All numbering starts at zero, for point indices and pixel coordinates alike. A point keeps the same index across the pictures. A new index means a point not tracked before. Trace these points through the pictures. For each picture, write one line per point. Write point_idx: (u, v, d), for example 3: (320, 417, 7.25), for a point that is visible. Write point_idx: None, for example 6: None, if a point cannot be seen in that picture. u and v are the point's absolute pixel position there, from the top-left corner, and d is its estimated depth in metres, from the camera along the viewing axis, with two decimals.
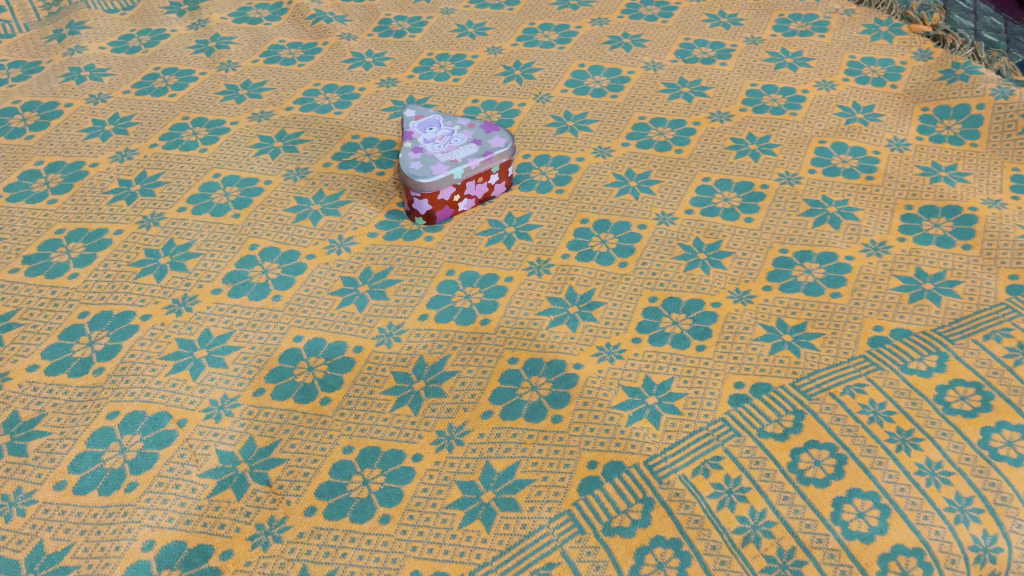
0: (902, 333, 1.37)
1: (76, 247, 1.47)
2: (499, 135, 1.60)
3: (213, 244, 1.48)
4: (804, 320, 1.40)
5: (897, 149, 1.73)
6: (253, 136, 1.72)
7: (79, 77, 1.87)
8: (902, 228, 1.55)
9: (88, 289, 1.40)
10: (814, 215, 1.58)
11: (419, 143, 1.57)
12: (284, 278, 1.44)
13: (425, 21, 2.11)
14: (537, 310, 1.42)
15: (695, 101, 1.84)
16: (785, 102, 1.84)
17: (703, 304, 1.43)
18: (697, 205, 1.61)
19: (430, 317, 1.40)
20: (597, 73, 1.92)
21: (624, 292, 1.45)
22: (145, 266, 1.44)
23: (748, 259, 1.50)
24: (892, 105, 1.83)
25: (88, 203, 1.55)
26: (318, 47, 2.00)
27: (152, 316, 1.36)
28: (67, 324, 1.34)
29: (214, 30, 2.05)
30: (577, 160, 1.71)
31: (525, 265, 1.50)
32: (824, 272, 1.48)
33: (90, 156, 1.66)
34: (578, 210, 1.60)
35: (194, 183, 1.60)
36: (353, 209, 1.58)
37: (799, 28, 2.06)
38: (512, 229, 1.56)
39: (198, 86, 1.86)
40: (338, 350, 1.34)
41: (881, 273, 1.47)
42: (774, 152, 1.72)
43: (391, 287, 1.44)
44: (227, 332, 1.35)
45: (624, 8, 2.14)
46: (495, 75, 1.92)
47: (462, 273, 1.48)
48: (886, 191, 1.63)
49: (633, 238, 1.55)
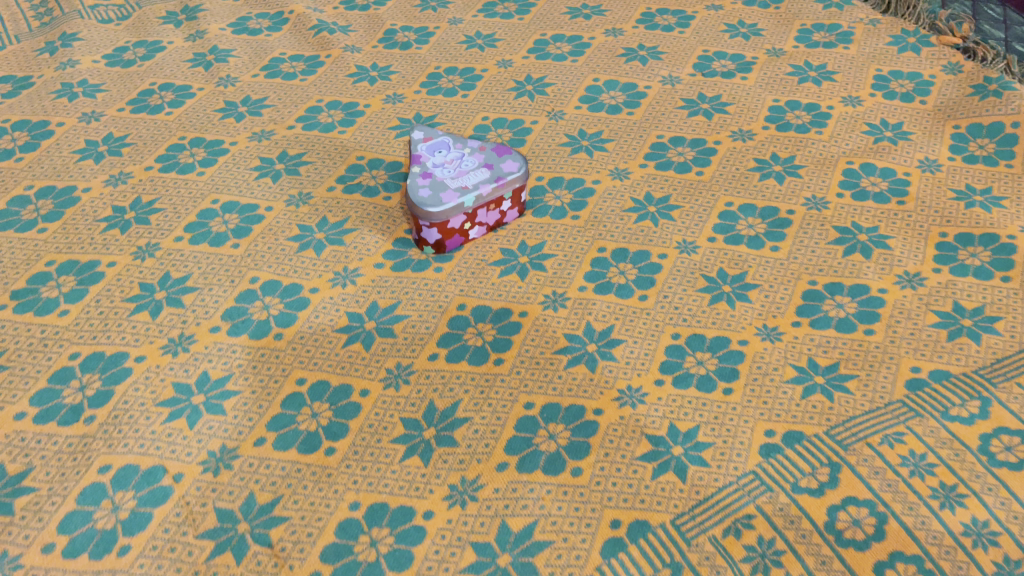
0: (941, 375, 1.29)
1: (67, 281, 1.39)
2: (511, 159, 1.53)
3: (211, 277, 1.40)
4: (837, 360, 1.32)
5: (928, 171, 1.64)
6: (253, 158, 1.64)
7: (71, 93, 1.79)
8: (937, 258, 1.47)
9: (80, 328, 1.32)
10: (844, 243, 1.50)
11: (427, 168, 1.49)
12: (286, 314, 1.36)
13: (432, 31, 2.02)
14: (554, 348, 1.34)
15: (716, 118, 1.76)
16: (810, 119, 1.76)
17: (729, 343, 1.35)
18: (720, 232, 1.53)
19: (440, 356, 1.32)
20: (613, 88, 1.84)
21: (644, 328, 1.37)
22: (139, 301, 1.36)
23: (776, 292, 1.42)
24: (922, 122, 1.75)
25: (80, 232, 1.48)
26: (321, 60, 1.92)
27: (147, 357, 1.28)
28: (58, 367, 1.27)
29: (212, 41, 1.96)
30: (592, 183, 1.63)
31: (540, 298, 1.42)
32: (856, 306, 1.40)
33: (82, 180, 1.58)
34: (595, 237, 1.52)
35: (192, 210, 1.52)
36: (358, 238, 1.50)
37: (822, 39, 1.97)
38: (526, 259, 1.48)
39: (196, 103, 1.78)
40: (343, 394, 1.26)
41: (916, 308, 1.39)
42: (800, 174, 1.64)
43: (400, 324, 1.37)
44: (226, 374, 1.27)
45: (639, 17, 2.06)
46: (506, 90, 1.84)
47: (473, 307, 1.40)
48: (919, 217, 1.55)
49: (654, 268, 1.47)
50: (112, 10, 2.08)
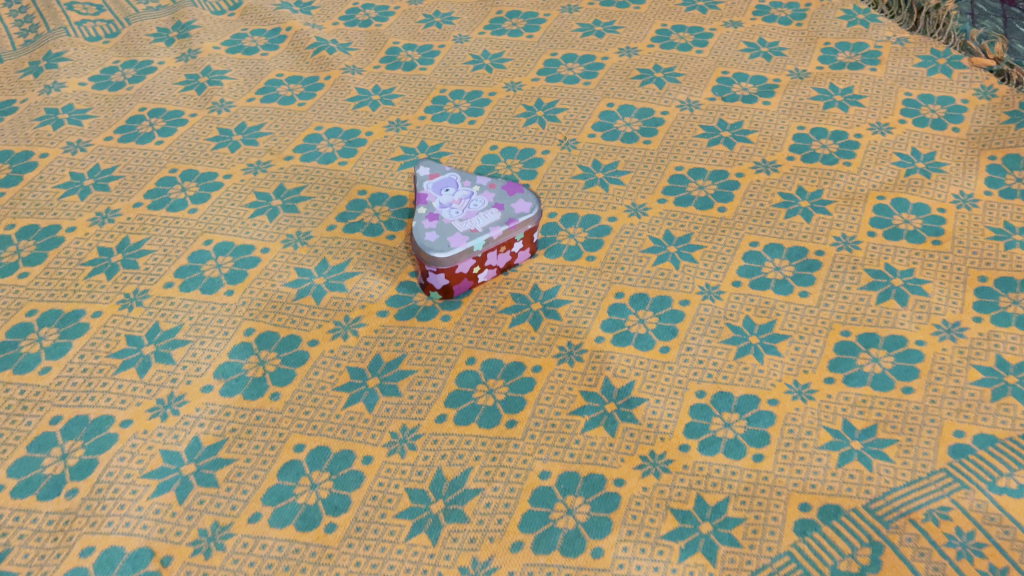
0: (986, 440, 1.20)
1: (48, 334, 1.30)
2: (523, 198, 1.43)
3: (203, 328, 1.31)
4: (874, 422, 1.23)
5: (964, 207, 1.55)
6: (248, 193, 1.55)
7: (56, 120, 1.69)
8: (977, 305, 1.38)
9: (62, 388, 1.23)
10: (877, 289, 1.41)
11: (434, 209, 1.40)
12: (283, 371, 1.27)
13: (436, 50, 1.92)
14: (570, 408, 1.25)
15: (738, 148, 1.67)
16: (837, 149, 1.67)
17: (758, 402, 1.26)
18: (745, 275, 1.44)
19: (449, 417, 1.23)
20: (628, 113, 1.74)
21: (667, 385, 1.28)
22: (126, 357, 1.27)
23: (806, 344, 1.33)
24: (956, 152, 1.66)
25: (63, 278, 1.38)
26: (319, 82, 1.82)
27: (133, 421, 1.19)
28: (38, 433, 1.18)
29: (205, 62, 1.87)
30: (608, 220, 1.53)
31: (554, 350, 1.33)
32: (893, 360, 1.31)
33: (67, 218, 1.49)
34: (612, 281, 1.43)
35: (183, 252, 1.43)
36: (360, 283, 1.41)
37: (848, 60, 1.87)
38: (539, 305, 1.39)
39: (187, 131, 1.68)
40: (345, 461, 1.17)
41: (956, 362, 1.30)
42: (828, 210, 1.55)
43: (405, 380, 1.27)
44: (219, 441, 1.18)
45: (655, 35, 1.96)
46: (515, 116, 1.74)
47: (484, 361, 1.31)
48: (957, 258, 1.46)
49: (675, 317, 1.38)
50: (100, 27, 1.98)
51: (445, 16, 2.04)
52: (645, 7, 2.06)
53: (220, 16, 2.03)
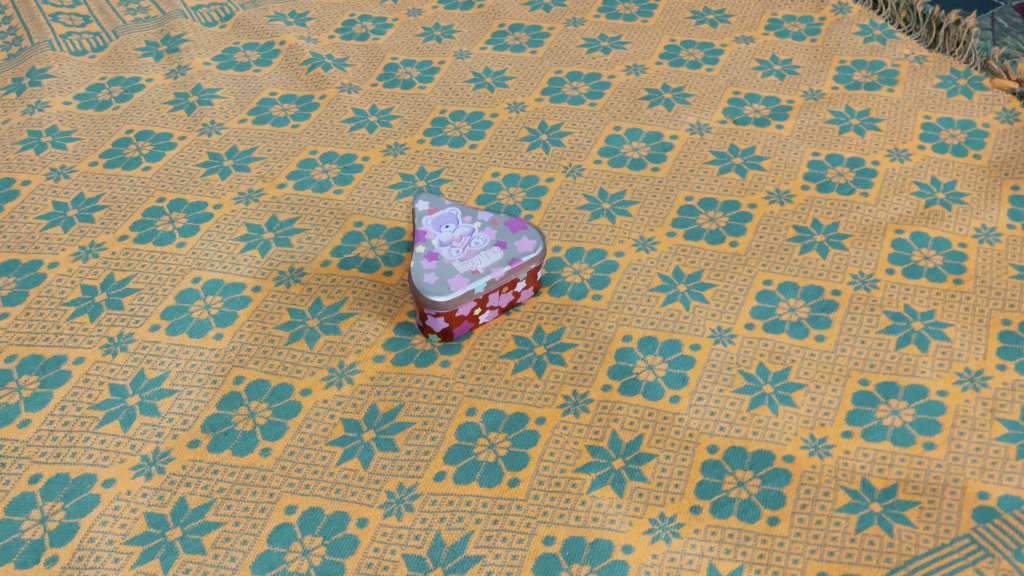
0: (1011, 502, 1.14)
1: (28, 383, 1.24)
2: (527, 235, 1.37)
3: (191, 377, 1.25)
4: (894, 482, 1.17)
5: (986, 242, 1.48)
6: (239, 225, 1.48)
7: (39, 144, 1.63)
8: (1001, 351, 1.32)
9: (42, 443, 1.17)
10: (897, 333, 1.35)
11: (433, 247, 1.33)
12: (274, 424, 1.21)
13: (436, 67, 1.85)
14: (576, 465, 1.19)
15: (750, 176, 1.60)
16: (853, 177, 1.60)
17: (772, 459, 1.20)
18: (758, 316, 1.37)
19: (448, 475, 1.17)
20: (635, 137, 1.67)
21: (677, 439, 1.22)
22: (109, 408, 1.21)
23: (822, 394, 1.27)
24: (977, 182, 1.59)
25: (45, 319, 1.32)
26: (314, 102, 1.75)
27: (117, 481, 1.13)
28: (16, 494, 1.12)
29: (195, 79, 1.79)
30: (615, 255, 1.47)
31: (559, 400, 1.27)
32: (913, 413, 1.25)
33: (49, 253, 1.42)
34: (619, 323, 1.37)
35: (170, 291, 1.36)
36: (356, 325, 1.34)
37: (864, 80, 1.80)
38: (543, 350, 1.33)
39: (176, 155, 1.61)
40: (339, 524, 1.11)
41: (980, 415, 1.24)
42: (844, 245, 1.48)
43: (402, 433, 1.21)
44: (206, 502, 1.12)
45: (663, 52, 1.88)
46: (518, 140, 1.67)
47: (485, 412, 1.25)
48: (979, 299, 1.39)
49: (685, 363, 1.31)
50: (86, 40, 1.91)
51: (445, 29, 1.97)
52: (653, 20, 1.98)
53: (211, 29, 1.96)
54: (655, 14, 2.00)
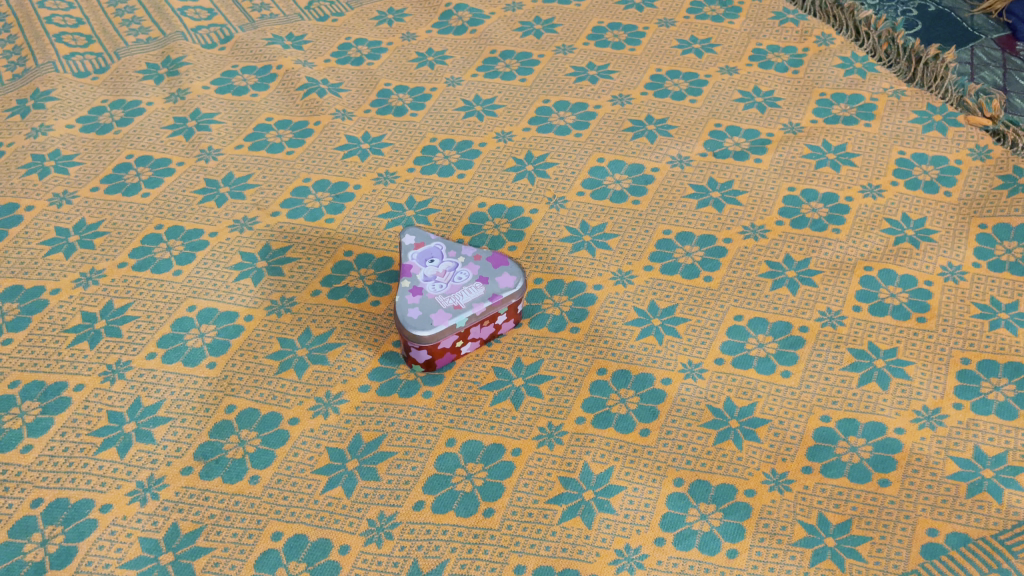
0: (958, 539, 1.21)
1: (31, 409, 1.30)
2: (508, 270, 1.43)
3: (185, 405, 1.32)
4: (849, 517, 1.23)
5: (951, 280, 1.54)
6: (233, 253, 1.54)
7: (43, 169, 1.69)
8: (958, 391, 1.38)
9: (43, 468, 1.24)
10: (859, 370, 1.41)
11: (418, 282, 1.40)
12: (263, 452, 1.27)
13: (428, 94, 1.91)
14: (547, 496, 1.25)
15: (727, 210, 1.66)
16: (827, 213, 1.66)
17: (734, 492, 1.26)
18: (728, 352, 1.44)
19: (427, 504, 1.24)
20: (618, 170, 1.74)
21: (645, 472, 1.28)
22: (107, 435, 1.27)
23: (785, 429, 1.34)
24: (945, 219, 1.64)
25: (46, 346, 1.39)
26: (309, 128, 1.81)
27: (113, 506, 1.20)
28: (18, 517, 1.19)
29: (194, 103, 1.85)
30: (594, 287, 1.53)
31: (534, 432, 1.33)
32: (871, 450, 1.31)
33: (51, 279, 1.49)
34: (595, 355, 1.43)
35: (166, 319, 1.43)
36: (343, 355, 1.41)
37: (843, 113, 1.85)
38: (521, 381, 1.40)
39: (174, 182, 1.67)
40: (321, 551, 1.18)
41: (933, 453, 1.30)
42: (814, 282, 1.54)
43: (384, 463, 1.28)
44: (198, 527, 1.19)
45: (649, 82, 1.94)
46: (505, 170, 1.74)
47: (463, 442, 1.31)
48: (940, 337, 1.45)
49: (656, 397, 1.38)
50: (89, 62, 1.97)
51: (438, 54, 2.02)
52: (641, 48, 2.04)
53: (211, 50, 2.02)
54: (643, 42, 2.06)
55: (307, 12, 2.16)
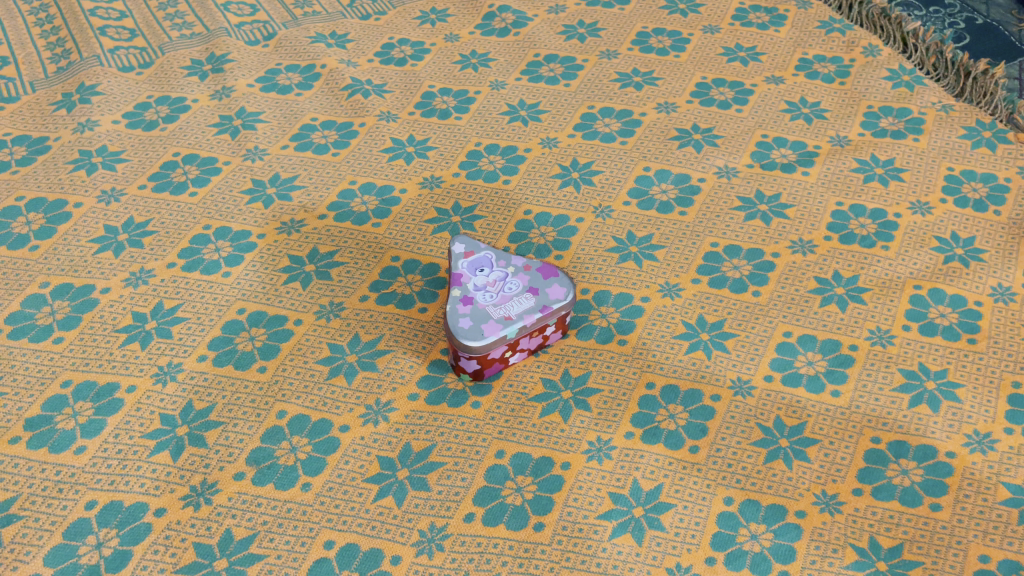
0: (1012, 566, 1.19)
1: (84, 410, 1.31)
2: (558, 281, 1.43)
3: (237, 409, 1.32)
4: (901, 541, 1.23)
5: (1002, 300, 1.52)
6: (282, 255, 1.55)
7: (90, 165, 1.69)
8: (1009, 415, 1.37)
9: (97, 470, 1.25)
10: (910, 391, 1.40)
11: (468, 291, 1.40)
12: (314, 459, 1.28)
13: (472, 97, 1.91)
14: (597, 511, 1.25)
15: (774, 224, 1.65)
16: (875, 229, 1.64)
17: (785, 513, 1.25)
18: (777, 369, 1.43)
19: (477, 516, 1.24)
20: (664, 180, 1.73)
21: (695, 490, 1.28)
22: (160, 438, 1.28)
23: (835, 450, 1.33)
24: (995, 238, 1.63)
25: (97, 346, 1.39)
26: (354, 129, 1.81)
27: (167, 510, 1.20)
28: (73, 519, 1.20)
29: (239, 101, 1.85)
30: (641, 300, 1.53)
31: (583, 445, 1.33)
32: (922, 473, 1.30)
33: (101, 278, 1.49)
34: (643, 369, 1.43)
35: (216, 322, 1.43)
36: (392, 362, 1.41)
37: (890, 127, 1.84)
38: (569, 394, 1.39)
39: (221, 181, 1.67)
40: (373, 560, 1.18)
41: (985, 478, 1.29)
42: (863, 299, 1.53)
43: (434, 473, 1.28)
44: (250, 534, 1.19)
45: (694, 90, 1.93)
46: (550, 177, 1.73)
47: (513, 455, 1.31)
48: (992, 360, 1.44)
49: (705, 413, 1.37)
50: (132, 56, 1.97)
51: (481, 57, 2.02)
52: (686, 55, 2.03)
53: (254, 48, 2.01)
54: (687, 48, 2.05)
55: (350, 10, 2.15)
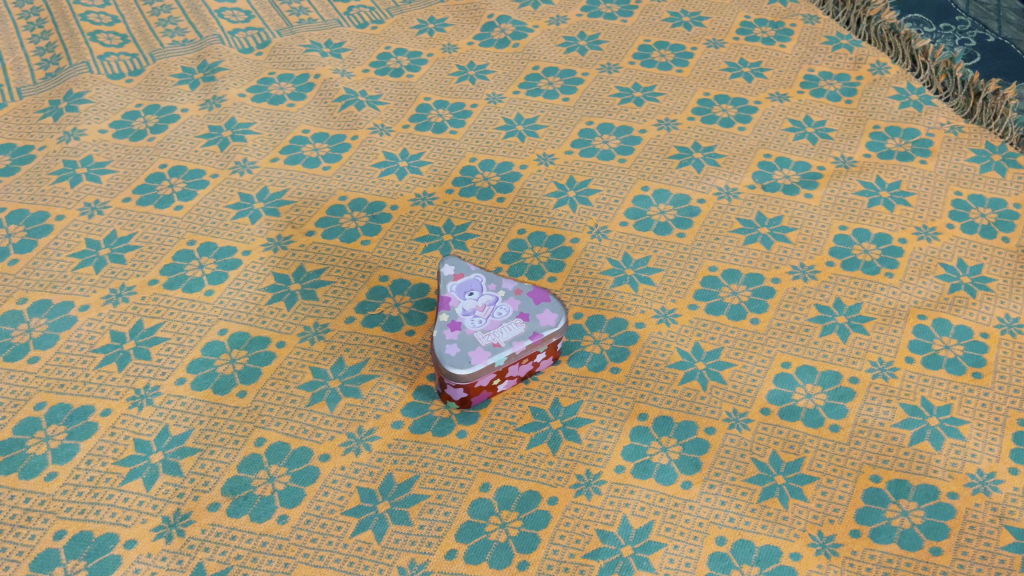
0: None
1: (56, 434, 1.27)
2: (550, 307, 1.38)
3: (215, 436, 1.28)
4: None
5: (1009, 333, 1.47)
6: (267, 273, 1.50)
7: (74, 176, 1.66)
8: (1015, 454, 1.31)
9: (67, 498, 1.21)
10: (912, 427, 1.35)
11: (456, 316, 1.35)
12: (292, 490, 1.23)
13: (468, 110, 1.86)
14: (584, 550, 1.20)
15: (775, 248, 1.60)
16: (879, 255, 1.59)
17: (780, 555, 1.20)
18: (775, 401, 1.38)
19: (459, 553, 1.19)
20: (663, 200, 1.68)
21: (686, 528, 1.23)
22: (134, 466, 1.24)
23: (833, 488, 1.28)
24: (1003, 267, 1.58)
25: (73, 366, 1.35)
26: (346, 142, 1.77)
27: (138, 542, 1.16)
28: (41, 549, 1.15)
29: (229, 111, 1.81)
30: (636, 326, 1.48)
31: (571, 480, 1.28)
32: (923, 515, 1.25)
33: (80, 294, 1.45)
34: (636, 399, 1.38)
35: (196, 343, 1.39)
36: (376, 388, 1.36)
37: (897, 148, 1.79)
38: (558, 424, 1.35)
39: (208, 195, 1.63)
40: None
41: (989, 521, 1.24)
42: (865, 328, 1.48)
43: (417, 506, 1.23)
44: (223, 569, 1.15)
45: (696, 106, 1.88)
46: (546, 196, 1.69)
47: (498, 488, 1.26)
48: (998, 396, 1.39)
49: (699, 447, 1.32)
50: (123, 62, 1.93)
51: (479, 68, 1.97)
52: (688, 70, 1.98)
53: (247, 55, 1.97)
54: (690, 63, 2.00)
55: (347, 18, 2.11)
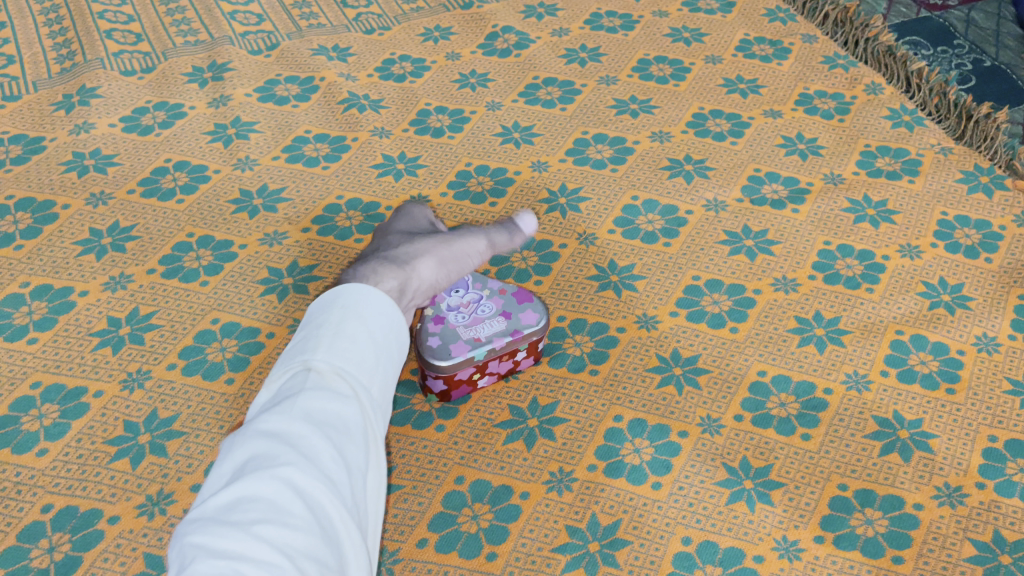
0: None
1: (50, 413, 1.32)
2: (532, 308, 1.42)
3: (200, 420, 1.31)
4: None
5: (985, 351, 1.50)
6: (261, 267, 1.55)
7: (82, 167, 1.72)
8: (982, 469, 1.34)
9: (56, 474, 1.25)
10: (882, 439, 1.37)
11: (441, 311, 1.39)
12: None
13: (467, 117, 1.91)
14: (552, 544, 1.23)
15: (760, 259, 1.64)
16: (861, 271, 1.62)
17: (742, 557, 1.23)
18: (749, 409, 1.41)
19: (430, 543, 1.23)
20: (651, 210, 1.72)
21: (653, 527, 1.26)
22: (122, 445, 1.28)
23: (800, 494, 1.30)
24: (983, 286, 1.60)
25: (70, 349, 1.41)
26: (346, 143, 1.82)
27: (121, 518, 1.20)
28: (27, 522, 1.20)
29: (235, 110, 1.87)
30: (617, 330, 1.52)
31: (544, 476, 1.31)
32: (887, 524, 1.27)
33: (81, 280, 1.51)
34: (613, 402, 1.41)
35: (189, 331, 1.44)
36: None
37: (886, 167, 1.82)
38: (535, 422, 1.38)
39: (209, 190, 1.69)
40: None
41: (952, 533, 1.26)
42: (843, 341, 1.51)
43: (392, 496, 1.28)
44: None
45: (690, 120, 1.92)
46: (537, 202, 1.73)
47: (472, 481, 1.30)
48: (969, 412, 1.41)
49: (671, 449, 1.35)
50: (135, 60, 2.00)
51: (481, 76, 2.02)
52: (685, 84, 2.02)
53: (256, 57, 2.03)
54: (688, 77, 2.04)
55: (355, 24, 2.17)
